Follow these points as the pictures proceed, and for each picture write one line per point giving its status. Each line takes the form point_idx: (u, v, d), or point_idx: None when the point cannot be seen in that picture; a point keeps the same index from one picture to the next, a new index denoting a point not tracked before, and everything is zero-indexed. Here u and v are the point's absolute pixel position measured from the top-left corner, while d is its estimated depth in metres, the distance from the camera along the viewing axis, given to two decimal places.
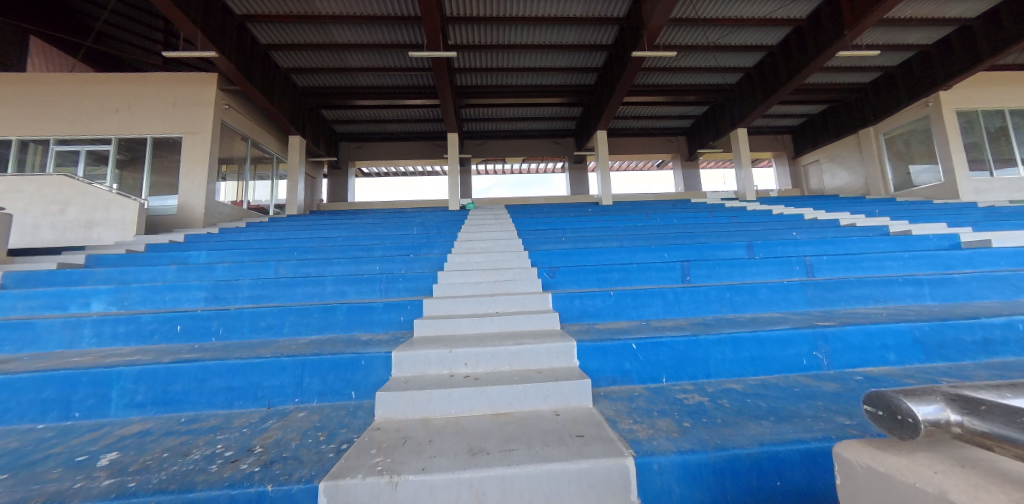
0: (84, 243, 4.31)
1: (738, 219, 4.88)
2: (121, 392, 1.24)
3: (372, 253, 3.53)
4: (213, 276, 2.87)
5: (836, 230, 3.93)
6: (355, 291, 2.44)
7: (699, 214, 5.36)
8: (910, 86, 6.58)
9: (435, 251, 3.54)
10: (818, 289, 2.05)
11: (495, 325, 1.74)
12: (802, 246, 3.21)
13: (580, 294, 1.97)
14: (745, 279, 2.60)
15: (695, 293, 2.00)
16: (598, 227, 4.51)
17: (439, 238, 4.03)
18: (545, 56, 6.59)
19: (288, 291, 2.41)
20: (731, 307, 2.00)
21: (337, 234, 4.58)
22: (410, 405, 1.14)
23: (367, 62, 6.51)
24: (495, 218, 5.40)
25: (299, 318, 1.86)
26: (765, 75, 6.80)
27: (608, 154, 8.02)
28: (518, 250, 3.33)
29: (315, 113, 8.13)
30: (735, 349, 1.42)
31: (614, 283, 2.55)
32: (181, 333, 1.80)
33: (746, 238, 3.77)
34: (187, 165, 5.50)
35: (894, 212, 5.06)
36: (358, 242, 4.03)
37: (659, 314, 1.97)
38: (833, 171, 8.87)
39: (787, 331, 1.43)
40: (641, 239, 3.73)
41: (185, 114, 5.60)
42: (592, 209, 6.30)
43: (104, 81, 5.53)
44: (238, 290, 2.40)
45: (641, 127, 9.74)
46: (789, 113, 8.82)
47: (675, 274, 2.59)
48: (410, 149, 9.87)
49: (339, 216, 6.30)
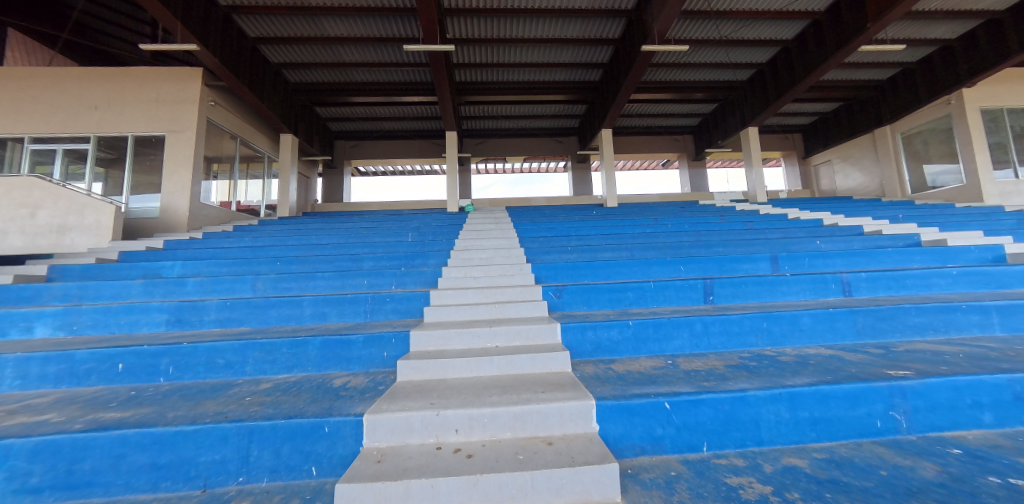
0: (56, 249, 4.04)
1: (753, 225, 4.61)
2: (11, 474, 0.96)
3: (362, 265, 3.26)
4: (183, 292, 2.60)
5: (862, 238, 3.66)
6: (336, 315, 2.17)
7: (710, 219, 5.08)
8: (930, 84, 6.28)
9: (430, 262, 3.26)
10: (869, 317, 1.76)
11: (494, 367, 1.48)
12: (832, 258, 2.92)
13: (594, 325, 1.69)
14: (776, 300, 2.32)
15: (726, 322, 1.73)
16: (604, 233, 4.24)
17: (435, 245, 3.77)
18: (549, 51, 6.30)
19: (262, 314, 2.14)
20: (768, 341, 1.72)
21: (327, 241, 4.31)
22: (381, 501, 0.88)
23: (361, 56, 6.21)
24: (495, 222, 5.13)
25: (264, 354, 1.58)
26: (778, 72, 6.51)
27: (613, 154, 7.72)
28: (520, 262, 3.06)
29: (308, 110, 7.83)
30: (792, 408, 1.14)
31: (628, 304, 2.28)
32: (123, 373, 1.52)
33: (766, 249, 3.50)
34: (170, 165, 5.21)
35: (919, 217, 4.77)
36: (348, 250, 3.77)
37: (685, 349, 1.69)
38: (846, 172, 8.57)
39: (858, 385, 1.15)
40: (652, 248, 3.46)
41: (168, 111, 5.30)
42: (597, 212, 6.02)
43: (82, 76, 5.23)
44: (204, 312, 2.11)
45: (646, 124, 9.44)
46: (801, 111, 8.52)
47: (697, 294, 2.31)
48: (408, 148, 9.58)
49: (332, 219, 6.03)
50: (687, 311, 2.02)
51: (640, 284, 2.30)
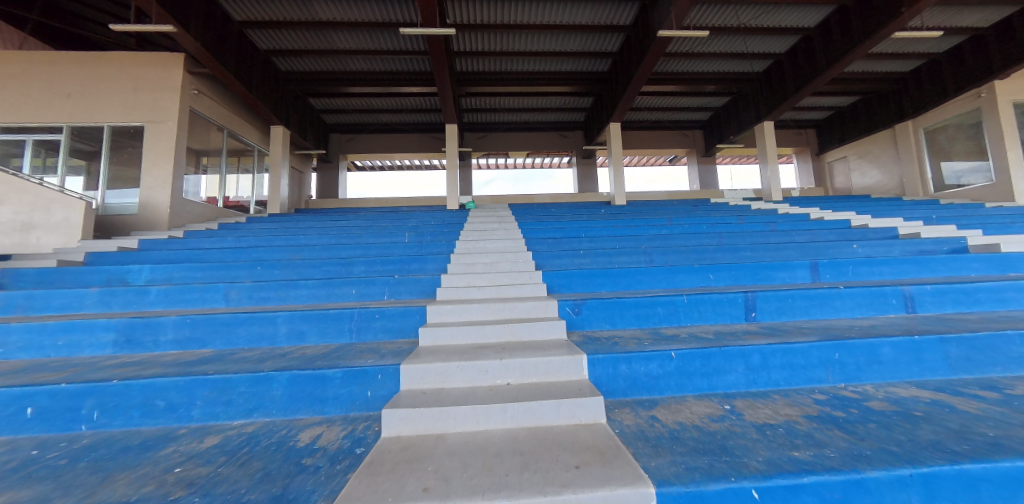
0: (21, 248, 3.70)
1: (776, 226, 4.30)
2: None
3: (352, 270, 2.95)
4: (145, 303, 2.29)
5: (901, 241, 3.36)
6: (317, 335, 1.85)
7: (727, 220, 4.77)
8: (958, 77, 5.95)
9: (428, 267, 2.96)
10: (965, 346, 1.43)
11: (507, 417, 1.16)
12: (878, 266, 2.63)
13: (628, 356, 1.38)
14: (828, 317, 2.00)
15: (789, 351, 1.41)
16: (617, 235, 3.93)
17: (435, 248, 3.46)
18: (556, 39, 5.94)
19: (228, 334, 1.80)
20: (842, 377, 1.40)
21: (317, 241, 3.99)
22: None
23: (356, 43, 5.86)
24: (499, 221, 4.82)
25: (216, 394, 1.25)
26: (798, 63, 6.16)
27: (621, 149, 7.36)
28: (529, 269, 2.76)
29: (301, 101, 7.47)
30: (927, 498, 0.82)
31: (658, 322, 1.96)
32: (33, 420, 1.17)
33: (798, 254, 3.19)
34: (150, 157, 4.87)
35: (954, 218, 4.45)
36: (339, 252, 3.46)
37: (741, 387, 1.38)
38: (863, 169, 8.25)
39: (1018, 465, 0.82)
40: (673, 252, 3.15)
41: (148, 100, 4.95)
42: (605, 211, 5.69)
43: (55, 61, 4.85)
44: (159, 330, 1.77)
45: (654, 119, 9.10)
46: (815, 105, 8.19)
47: (737, 310, 2.00)
48: (406, 142, 9.23)
49: (327, 216, 5.71)
50: (732, 334, 1.70)
51: (670, 297, 1.98)
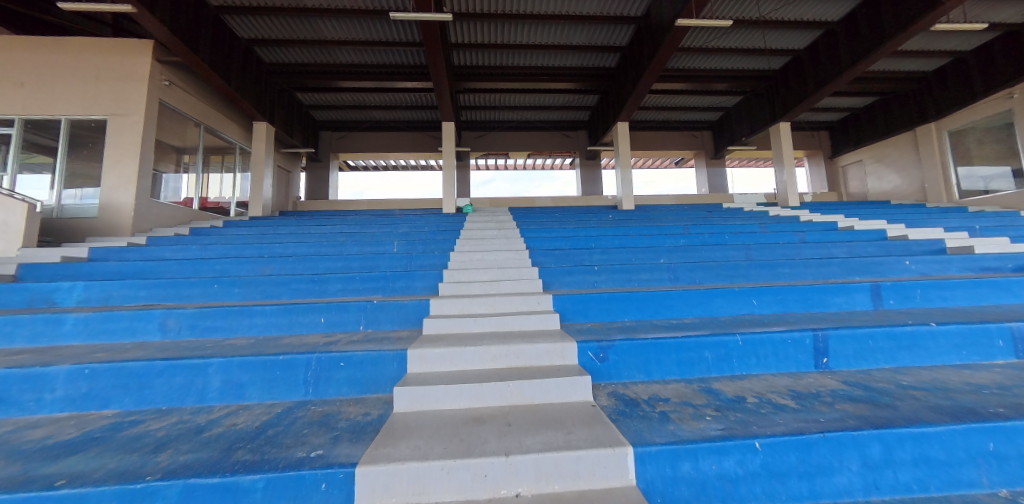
0: None
1: (806, 236, 3.90)
2: None
3: (326, 289, 2.52)
4: (59, 335, 1.86)
5: (959, 256, 2.94)
6: (259, 390, 1.40)
7: (749, 229, 4.37)
8: (987, 77, 5.54)
9: (417, 286, 2.55)
10: None
11: None
12: (951, 289, 2.21)
13: (691, 449, 0.95)
14: (920, 365, 1.57)
15: (923, 438, 0.96)
16: (631, 246, 3.52)
17: (426, 261, 3.03)
18: (561, 30, 5.53)
19: (139, 389, 1.35)
20: (1002, 479, 0.95)
21: (294, 251, 3.56)
22: None
23: (345, 33, 5.42)
24: (499, 227, 4.39)
25: None
26: (818, 60, 5.77)
27: (628, 150, 6.95)
28: (534, 291, 2.34)
29: (288, 96, 7.01)
30: None
31: (705, 370, 1.53)
32: None
33: (842, 271, 2.78)
34: (113, 155, 4.43)
35: (1000, 228, 4.05)
36: (316, 264, 3.03)
37: (854, 494, 0.94)
38: (880, 173, 7.88)
39: None
40: (700, 269, 2.74)
41: (112, 92, 4.51)
42: (614, 216, 5.28)
43: (6, 47, 4.40)
44: (44, 386, 1.32)
45: (662, 119, 8.72)
46: (831, 106, 7.79)
47: (804, 355, 1.57)
48: (401, 141, 8.80)
49: (312, 220, 5.27)
50: (814, 394, 1.27)
51: (718, 338, 1.56)
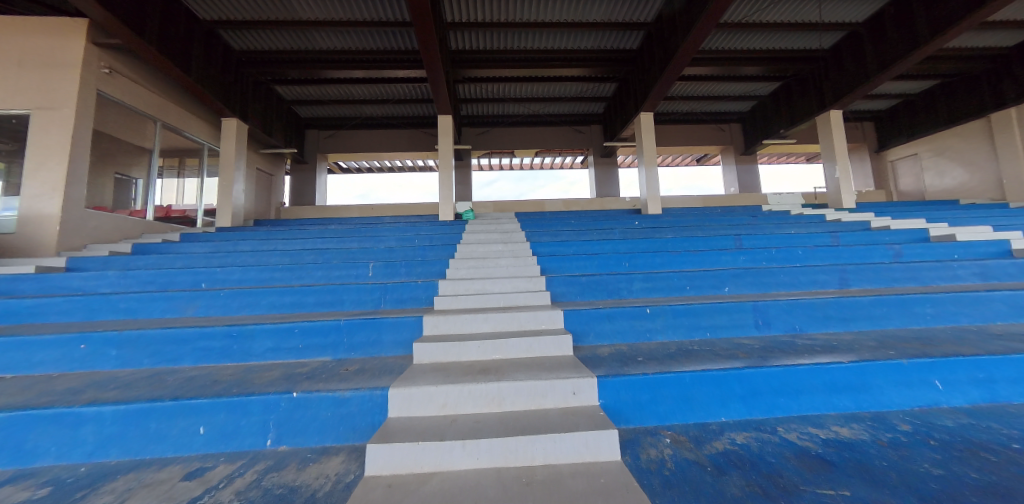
0: None
1: (905, 251, 2.99)
2: None
3: (250, 348, 1.71)
4: None
5: None
6: None
7: (819, 241, 3.47)
8: None
9: (386, 341, 1.75)
10: None
11: None
12: None
13: None
14: None
15: None
16: (679, 267, 2.65)
17: (406, 294, 2.23)
18: (575, 4, 4.65)
19: None
20: None
21: (240, 278, 2.75)
22: None
23: (322, 12, 4.60)
24: (504, 239, 3.55)
25: None
26: (883, 35, 4.84)
27: (653, 146, 6.05)
28: (561, 360, 1.50)
29: (265, 88, 6.22)
30: None
31: None
32: None
33: (1009, 312, 1.89)
34: (34, 157, 3.65)
35: None
36: (257, 301, 2.23)
37: None
38: (941, 168, 6.89)
39: None
40: (800, 309, 1.87)
41: (36, 82, 3.74)
42: (641, 224, 4.41)
43: None
44: None
45: (686, 110, 7.81)
46: (882, 92, 6.81)
47: None
48: (396, 140, 8.02)
49: (285, 232, 4.47)
50: None
51: None
